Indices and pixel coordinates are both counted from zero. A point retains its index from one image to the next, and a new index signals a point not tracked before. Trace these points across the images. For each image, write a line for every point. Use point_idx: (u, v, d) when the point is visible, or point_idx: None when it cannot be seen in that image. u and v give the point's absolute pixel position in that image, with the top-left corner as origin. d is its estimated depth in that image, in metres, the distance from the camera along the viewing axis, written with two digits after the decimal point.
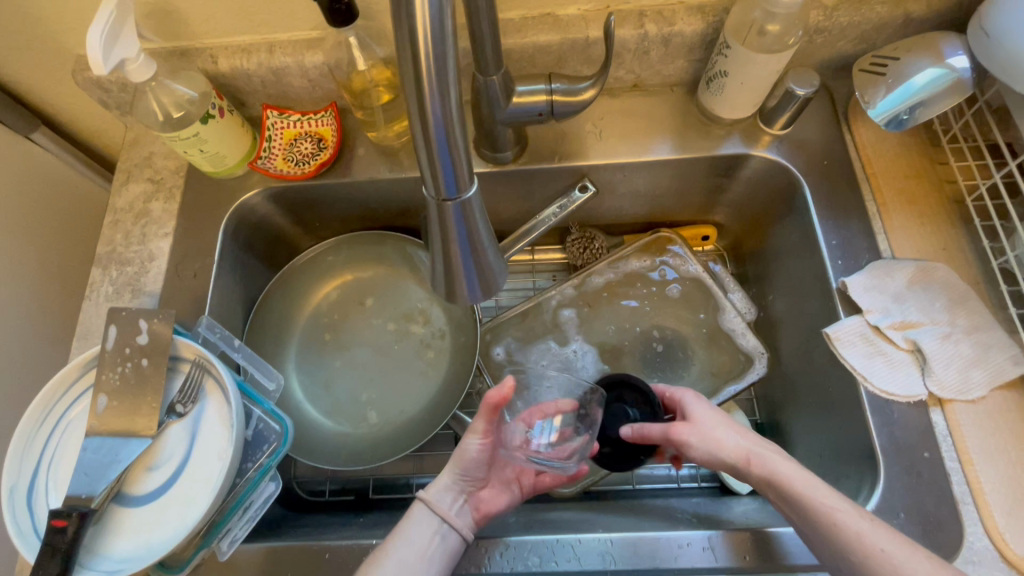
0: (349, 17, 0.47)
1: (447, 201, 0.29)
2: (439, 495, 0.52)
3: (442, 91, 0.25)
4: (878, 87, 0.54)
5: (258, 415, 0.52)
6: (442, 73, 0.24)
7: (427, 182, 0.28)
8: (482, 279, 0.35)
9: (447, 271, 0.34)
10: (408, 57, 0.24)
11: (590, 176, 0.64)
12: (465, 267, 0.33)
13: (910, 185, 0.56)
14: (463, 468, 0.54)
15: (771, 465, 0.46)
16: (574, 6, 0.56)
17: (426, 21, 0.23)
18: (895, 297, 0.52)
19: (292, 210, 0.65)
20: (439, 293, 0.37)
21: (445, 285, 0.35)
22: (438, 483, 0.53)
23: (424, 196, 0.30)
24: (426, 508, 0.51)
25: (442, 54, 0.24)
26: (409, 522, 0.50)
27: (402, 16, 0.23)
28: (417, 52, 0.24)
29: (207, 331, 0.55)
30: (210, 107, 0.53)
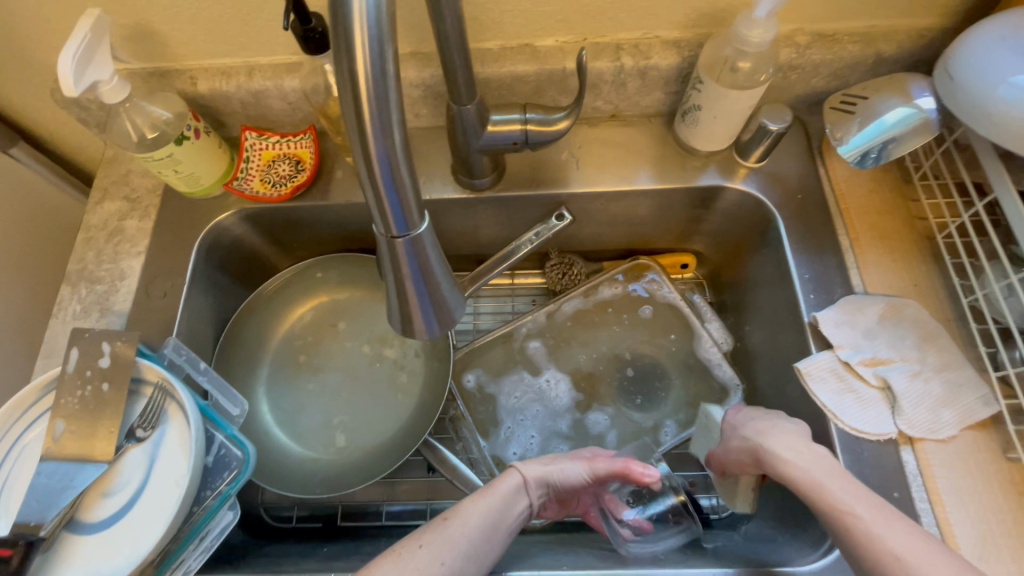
0: (324, 45, 0.47)
1: (397, 238, 0.29)
2: (533, 482, 0.51)
3: (385, 131, 0.24)
4: (849, 124, 0.54)
5: (220, 441, 0.50)
6: (384, 115, 0.24)
7: (376, 219, 0.28)
8: (439, 314, 0.35)
9: (401, 306, 0.33)
10: (348, 97, 0.24)
11: (567, 204, 0.64)
12: (420, 301, 0.33)
13: (883, 220, 0.56)
14: (560, 480, 0.52)
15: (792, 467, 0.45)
16: (552, 38, 0.56)
17: (367, 63, 0.23)
18: (866, 333, 0.51)
19: (268, 231, 0.65)
20: (395, 327, 0.36)
21: (401, 319, 0.35)
22: (542, 470, 0.51)
23: (375, 232, 0.29)
24: (521, 485, 0.49)
25: (384, 95, 0.24)
26: (507, 488, 0.49)
27: (343, 56, 0.23)
28: (357, 92, 0.23)
29: (174, 353, 0.54)
30: (185, 129, 0.53)
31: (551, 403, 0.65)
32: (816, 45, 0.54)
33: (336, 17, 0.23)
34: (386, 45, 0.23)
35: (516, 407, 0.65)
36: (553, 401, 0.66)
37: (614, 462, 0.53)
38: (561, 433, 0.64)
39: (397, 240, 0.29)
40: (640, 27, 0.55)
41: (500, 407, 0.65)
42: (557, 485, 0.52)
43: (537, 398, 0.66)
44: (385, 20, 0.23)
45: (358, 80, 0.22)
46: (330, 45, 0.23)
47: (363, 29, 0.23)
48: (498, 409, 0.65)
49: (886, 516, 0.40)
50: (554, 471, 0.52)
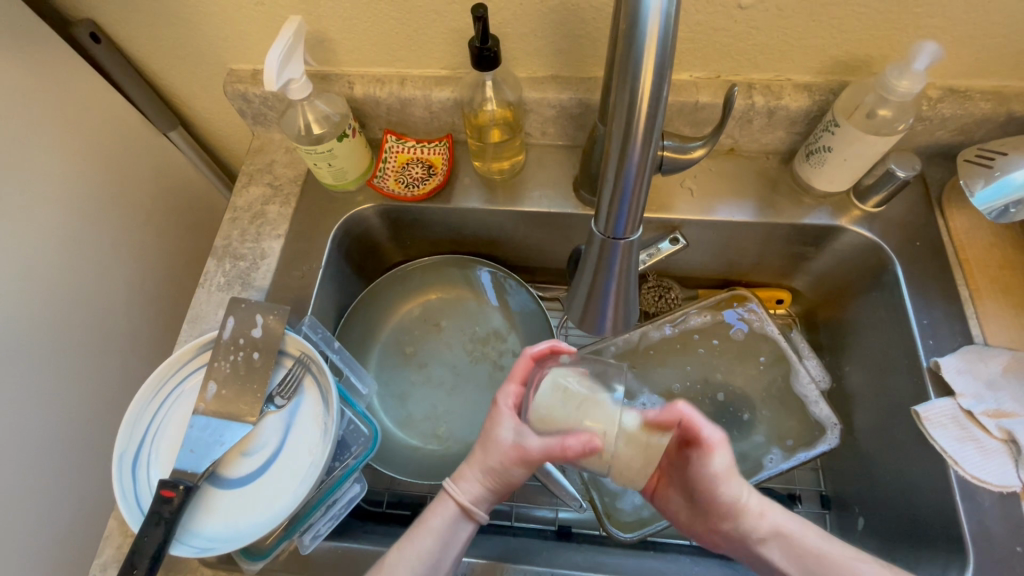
0: (493, 64, 0.51)
1: (616, 222, 0.39)
2: (471, 497, 0.49)
3: (641, 149, 0.34)
4: (980, 177, 0.55)
5: (349, 417, 0.54)
6: (648, 133, 0.33)
7: (605, 204, 0.38)
8: (615, 300, 0.47)
9: (591, 289, 0.46)
10: (620, 126, 0.33)
11: (680, 229, 0.67)
12: (610, 275, 0.43)
13: (1005, 275, 0.57)
14: (501, 484, 0.49)
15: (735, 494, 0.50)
16: (687, 73, 0.60)
17: (648, 92, 0.31)
18: (988, 384, 0.51)
19: (392, 227, 0.70)
20: (581, 287, 0.47)
21: (587, 297, 0.47)
22: (469, 488, 0.49)
23: (598, 218, 0.39)
24: (455, 510, 0.49)
25: (653, 118, 0.32)
26: (442, 519, 0.49)
27: (624, 94, 0.32)
28: (629, 127, 0.33)
29: (310, 329, 0.58)
30: (346, 127, 0.59)
31: None
32: (949, 99, 0.56)
33: (631, 60, 0.31)
34: (661, 91, 0.32)
35: None
36: None
37: (542, 441, 0.45)
38: None
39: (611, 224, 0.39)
40: (774, 70, 0.58)
41: None
42: (496, 488, 0.49)
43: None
44: (667, 68, 0.31)
45: (640, 115, 0.31)
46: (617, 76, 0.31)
47: (649, 75, 0.30)
48: None
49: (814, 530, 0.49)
50: (489, 481, 0.49)
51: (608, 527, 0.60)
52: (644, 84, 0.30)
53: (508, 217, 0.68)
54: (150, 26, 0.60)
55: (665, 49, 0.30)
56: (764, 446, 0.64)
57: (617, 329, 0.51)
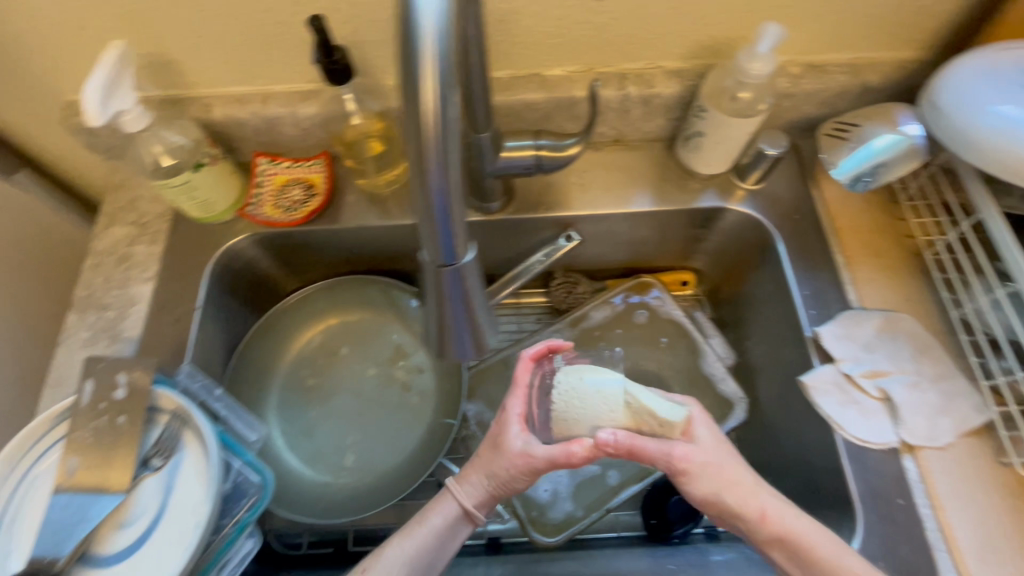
0: (346, 76, 0.48)
1: (443, 266, 0.30)
2: (466, 493, 0.50)
3: (445, 174, 0.26)
4: (842, 149, 0.57)
5: (237, 466, 0.50)
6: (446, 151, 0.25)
7: (426, 245, 0.29)
8: (473, 333, 0.35)
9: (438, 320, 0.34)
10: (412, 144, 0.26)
11: (574, 227, 0.66)
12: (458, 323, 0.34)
13: (875, 239, 0.60)
14: (496, 484, 0.50)
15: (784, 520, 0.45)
16: (560, 68, 0.59)
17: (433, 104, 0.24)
18: (864, 346, 0.54)
19: (280, 255, 0.65)
20: (430, 345, 0.37)
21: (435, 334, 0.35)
22: (471, 490, 0.50)
23: (420, 259, 0.30)
24: (455, 508, 0.50)
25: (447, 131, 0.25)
26: (441, 516, 0.50)
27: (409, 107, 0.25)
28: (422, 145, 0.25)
29: (189, 379, 0.53)
30: (202, 156, 0.55)
31: None
32: (808, 75, 0.58)
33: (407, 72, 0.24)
34: (452, 104, 0.25)
35: None
36: None
37: (549, 449, 0.47)
38: None
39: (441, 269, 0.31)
40: (643, 58, 0.58)
41: None
42: (494, 488, 0.50)
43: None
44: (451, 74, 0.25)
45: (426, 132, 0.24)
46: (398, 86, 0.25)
47: (431, 91, 0.24)
48: None
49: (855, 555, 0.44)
50: (484, 478, 0.50)
51: (531, 533, 0.61)
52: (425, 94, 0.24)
53: (400, 232, 0.65)
54: None
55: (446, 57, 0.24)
56: None
57: (482, 349, 0.37)
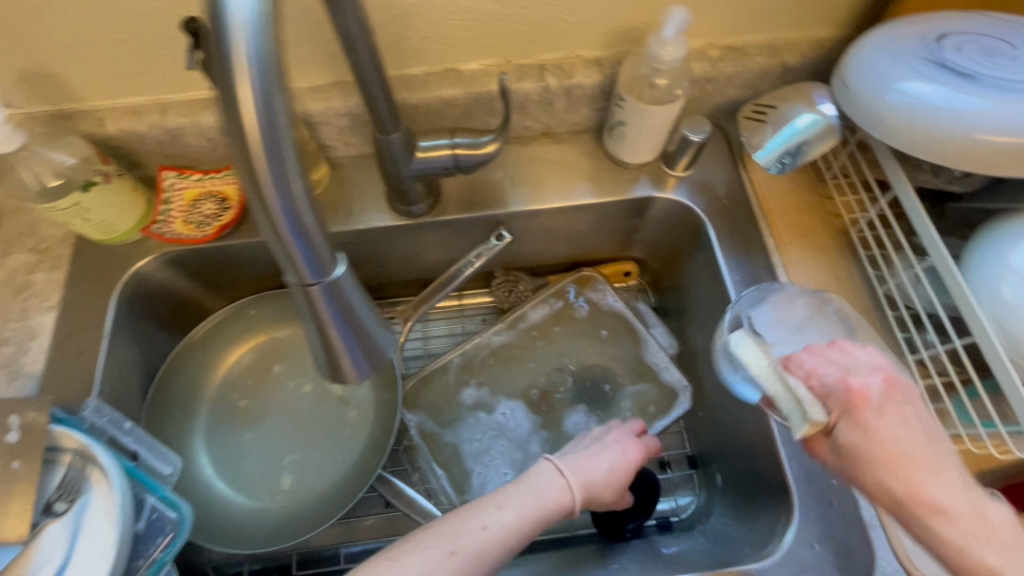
0: None
1: (310, 284, 0.28)
2: (568, 468, 0.49)
3: (284, 186, 0.23)
4: (764, 131, 0.57)
5: (152, 503, 0.47)
6: (282, 167, 0.23)
7: (286, 265, 0.27)
8: (367, 352, 0.33)
9: (322, 343, 0.31)
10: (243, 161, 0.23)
11: (505, 225, 0.64)
12: (344, 340, 0.31)
13: (804, 220, 0.59)
14: (588, 484, 0.49)
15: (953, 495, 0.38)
16: (476, 62, 0.57)
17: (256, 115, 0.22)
18: (799, 326, 0.52)
19: (197, 274, 0.62)
20: (321, 369, 0.33)
21: (325, 358, 0.32)
22: (579, 469, 0.50)
23: (286, 280, 0.28)
24: (560, 481, 0.48)
25: (280, 144, 0.23)
26: (544, 479, 0.48)
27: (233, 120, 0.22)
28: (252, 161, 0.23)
29: (95, 414, 0.50)
30: (93, 174, 0.51)
31: (513, 438, 0.64)
32: (727, 58, 0.57)
33: (222, 78, 0.22)
34: (277, 104, 0.23)
35: (479, 451, 0.63)
36: (514, 435, 0.64)
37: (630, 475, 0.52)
38: (531, 458, 0.63)
39: (311, 286, 0.28)
40: (561, 48, 0.56)
41: (462, 454, 0.63)
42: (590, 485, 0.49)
43: (496, 434, 0.64)
44: (277, 79, 0.22)
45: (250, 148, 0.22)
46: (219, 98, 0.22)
47: (247, 92, 0.22)
48: (463, 457, 0.63)
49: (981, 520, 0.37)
50: (585, 469, 0.50)
51: None
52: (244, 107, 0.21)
53: None
54: None
55: (260, 54, 0.22)
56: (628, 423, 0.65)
57: (381, 364, 0.34)
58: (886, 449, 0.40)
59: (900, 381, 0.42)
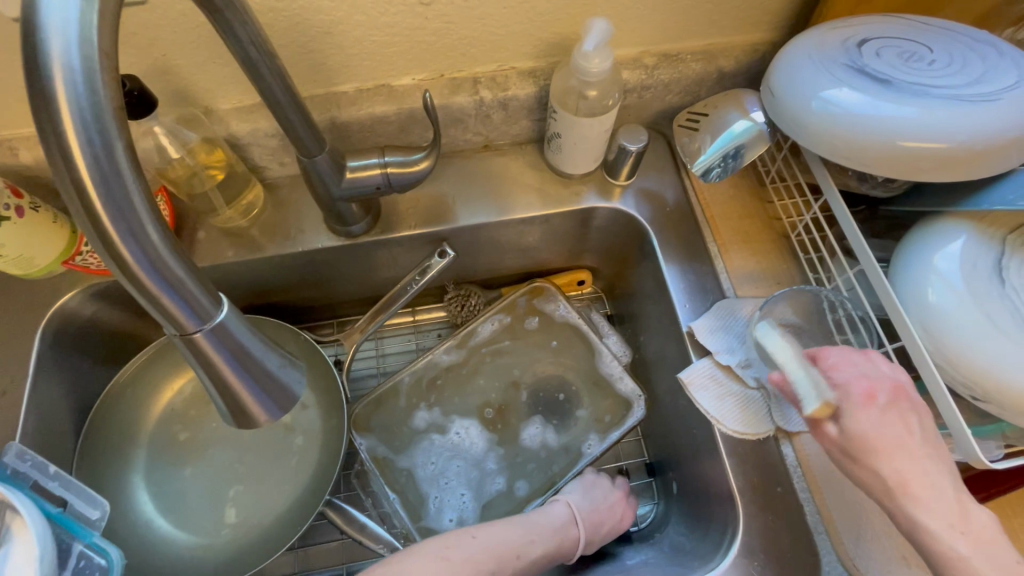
0: (150, 104, 0.44)
1: (194, 332, 0.26)
2: (585, 505, 0.58)
3: (137, 235, 0.22)
4: (703, 136, 0.56)
5: (78, 551, 0.45)
6: (128, 214, 0.21)
7: (162, 318, 0.25)
8: (275, 396, 0.31)
9: (221, 392, 0.29)
10: (84, 214, 0.22)
11: (449, 241, 0.63)
12: (246, 385, 0.29)
13: (746, 225, 0.59)
14: (600, 528, 0.57)
15: (933, 493, 0.38)
16: (408, 77, 0.56)
17: (88, 164, 0.21)
18: (739, 336, 0.54)
19: (130, 303, 0.59)
20: (227, 420, 0.31)
21: (231, 409, 0.30)
22: (593, 509, 0.58)
23: (166, 333, 0.26)
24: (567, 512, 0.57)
25: (125, 193, 0.22)
26: (552, 513, 0.57)
27: (64, 175, 0.21)
28: (94, 214, 0.21)
29: (17, 459, 0.47)
30: (2, 208, 0.48)
31: (469, 457, 0.63)
32: (662, 65, 0.57)
33: (49, 132, 0.21)
34: (118, 148, 0.21)
35: (434, 474, 0.62)
36: (470, 454, 0.64)
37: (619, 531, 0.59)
38: (487, 476, 0.63)
39: (196, 335, 0.27)
40: (493, 60, 0.55)
41: (416, 478, 0.62)
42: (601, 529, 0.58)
43: (450, 455, 0.63)
44: (108, 124, 0.21)
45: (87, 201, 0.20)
46: (46, 152, 0.21)
47: (78, 142, 0.20)
48: (418, 480, 0.62)
49: (967, 513, 0.38)
50: (603, 513, 0.58)
51: None
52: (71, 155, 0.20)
53: (263, 264, 0.60)
54: None
55: (91, 96, 0.21)
56: (582, 434, 0.64)
57: (292, 402, 0.32)
58: (882, 441, 0.39)
59: (910, 394, 0.41)
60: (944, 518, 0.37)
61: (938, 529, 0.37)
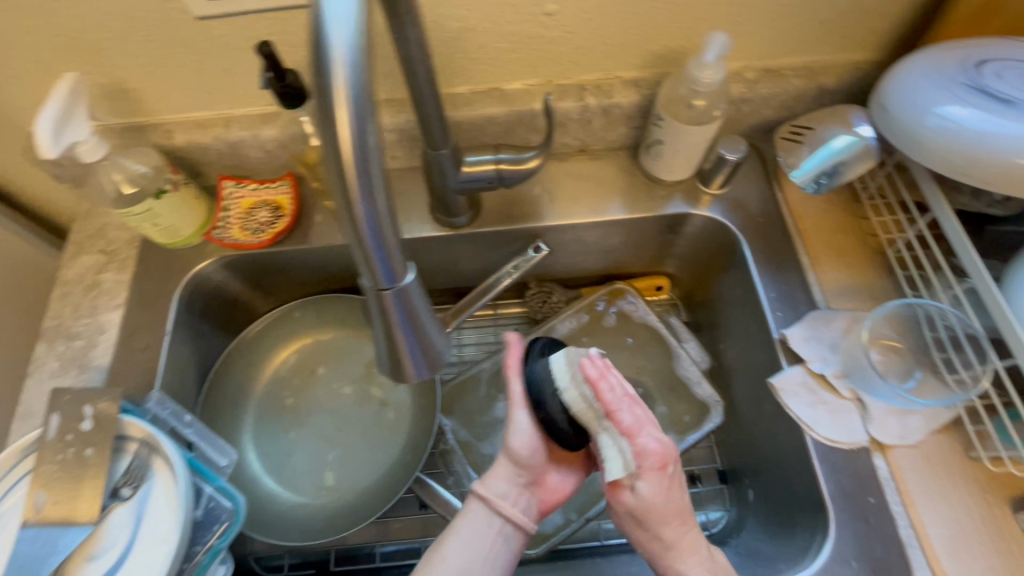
0: (300, 98, 0.48)
1: (384, 290, 0.30)
2: (495, 491, 0.49)
3: (371, 199, 0.26)
4: (799, 151, 0.58)
5: (208, 493, 0.50)
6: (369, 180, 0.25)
7: (364, 272, 0.29)
8: (427, 356, 0.35)
9: (389, 345, 0.33)
10: (336, 174, 0.25)
11: (543, 237, 0.67)
12: (408, 345, 0.33)
13: (839, 239, 0.60)
14: (519, 464, 0.50)
15: (956, 525, 0.47)
16: (519, 82, 0.60)
17: (349, 135, 0.24)
18: (831, 347, 0.54)
19: (250, 276, 0.65)
20: (383, 370, 0.36)
21: (390, 360, 0.35)
22: (491, 480, 0.50)
23: (362, 285, 0.30)
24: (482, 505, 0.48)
25: (368, 163, 0.25)
26: (469, 521, 0.47)
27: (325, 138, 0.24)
28: (343, 174, 0.25)
29: (157, 406, 0.54)
30: (164, 183, 0.55)
31: None
32: (764, 80, 0.59)
33: (323, 101, 0.24)
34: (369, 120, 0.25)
35: None
36: None
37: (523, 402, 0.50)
38: None
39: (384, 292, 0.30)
40: (600, 69, 0.59)
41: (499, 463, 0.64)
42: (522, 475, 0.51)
43: None
44: (368, 100, 0.24)
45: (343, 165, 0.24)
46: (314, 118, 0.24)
47: (345, 114, 0.24)
48: None
49: (983, 540, 0.46)
50: (505, 466, 0.50)
51: None
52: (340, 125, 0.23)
53: None
54: None
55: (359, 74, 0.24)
56: None
57: (437, 365, 0.36)
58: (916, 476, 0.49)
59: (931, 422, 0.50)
60: (964, 542, 0.47)
61: (958, 550, 0.46)
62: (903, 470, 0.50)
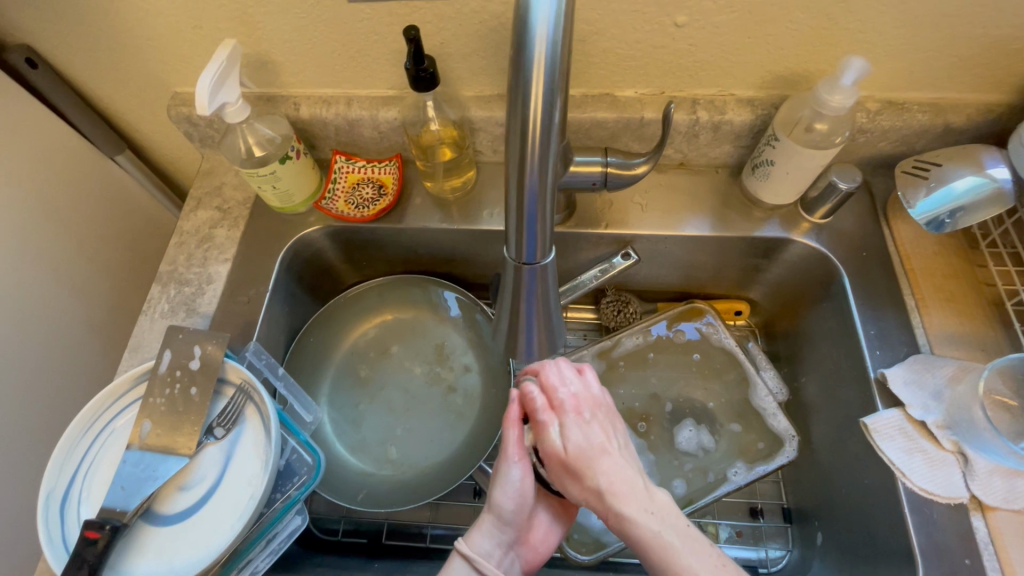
0: (431, 85, 0.50)
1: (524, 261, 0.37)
2: (478, 545, 0.45)
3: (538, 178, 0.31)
4: (918, 188, 0.56)
5: (292, 446, 0.53)
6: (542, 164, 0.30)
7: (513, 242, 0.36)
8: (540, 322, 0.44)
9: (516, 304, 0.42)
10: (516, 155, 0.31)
11: (633, 245, 0.67)
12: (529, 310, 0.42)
13: (950, 284, 0.57)
14: (503, 517, 0.45)
15: None
16: (632, 90, 0.60)
17: (537, 121, 0.29)
18: (935, 394, 0.52)
19: (345, 247, 0.69)
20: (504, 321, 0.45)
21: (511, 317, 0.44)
22: (475, 533, 0.45)
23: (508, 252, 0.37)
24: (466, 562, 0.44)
25: (546, 144, 0.29)
26: None
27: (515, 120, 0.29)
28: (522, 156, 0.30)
29: (254, 356, 0.58)
30: (290, 150, 0.58)
31: None
32: (887, 111, 0.57)
33: (520, 82, 0.28)
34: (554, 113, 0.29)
35: None
36: None
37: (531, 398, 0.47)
38: None
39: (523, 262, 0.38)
40: (716, 85, 0.59)
41: None
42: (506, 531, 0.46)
43: None
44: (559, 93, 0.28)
45: (527, 147, 0.29)
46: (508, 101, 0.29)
47: (539, 102, 0.28)
48: None
49: None
50: (493, 519, 0.45)
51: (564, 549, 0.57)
52: (533, 114, 0.28)
53: (460, 236, 0.67)
54: (86, 48, 0.59)
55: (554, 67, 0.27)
56: (724, 460, 0.63)
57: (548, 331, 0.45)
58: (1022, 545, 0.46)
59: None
60: None
61: None
62: (1008, 538, 0.47)
